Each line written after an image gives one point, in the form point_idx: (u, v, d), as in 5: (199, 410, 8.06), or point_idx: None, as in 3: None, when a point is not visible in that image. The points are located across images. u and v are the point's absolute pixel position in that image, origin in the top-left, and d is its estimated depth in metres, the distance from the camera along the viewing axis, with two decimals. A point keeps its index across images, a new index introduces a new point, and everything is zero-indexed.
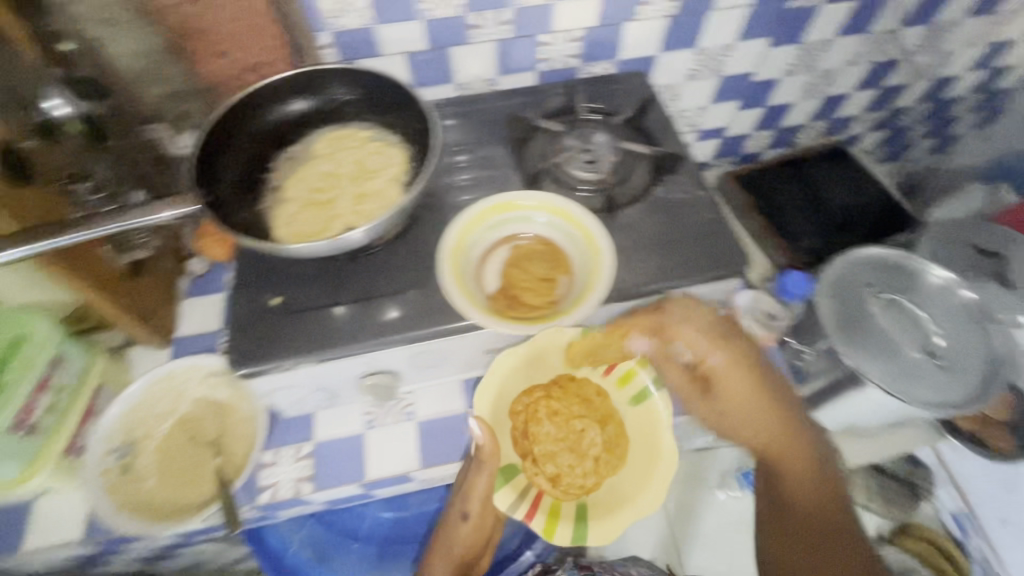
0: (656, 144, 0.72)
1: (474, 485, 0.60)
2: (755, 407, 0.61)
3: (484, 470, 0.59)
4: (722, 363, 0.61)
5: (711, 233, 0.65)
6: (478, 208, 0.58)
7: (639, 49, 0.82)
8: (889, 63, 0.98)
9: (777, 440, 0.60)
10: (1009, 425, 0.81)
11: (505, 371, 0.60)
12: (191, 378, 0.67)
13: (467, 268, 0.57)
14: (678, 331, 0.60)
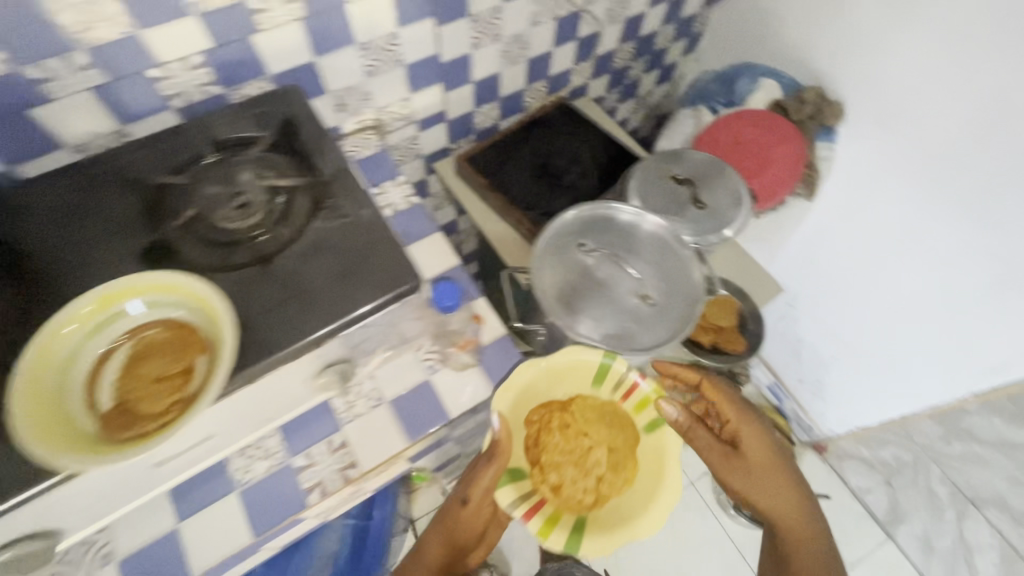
0: (312, 169, 0.65)
1: (477, 482, 0.69)
2: (769, 475, 0.77)
3: (492, 470, 0.67)
4: (744, 431, 0.78)
5: (375, 254, 0.61)
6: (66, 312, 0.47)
7: (286, 59, 0.73)
8: (571, 15, 0.99)
9: (780, 493, 0.77)
10: (736, 329, 0.92)
11: (532, 376, 0.69)
12: None
13: (66, 391, 0.46)
14: (730, 405, 0.79)
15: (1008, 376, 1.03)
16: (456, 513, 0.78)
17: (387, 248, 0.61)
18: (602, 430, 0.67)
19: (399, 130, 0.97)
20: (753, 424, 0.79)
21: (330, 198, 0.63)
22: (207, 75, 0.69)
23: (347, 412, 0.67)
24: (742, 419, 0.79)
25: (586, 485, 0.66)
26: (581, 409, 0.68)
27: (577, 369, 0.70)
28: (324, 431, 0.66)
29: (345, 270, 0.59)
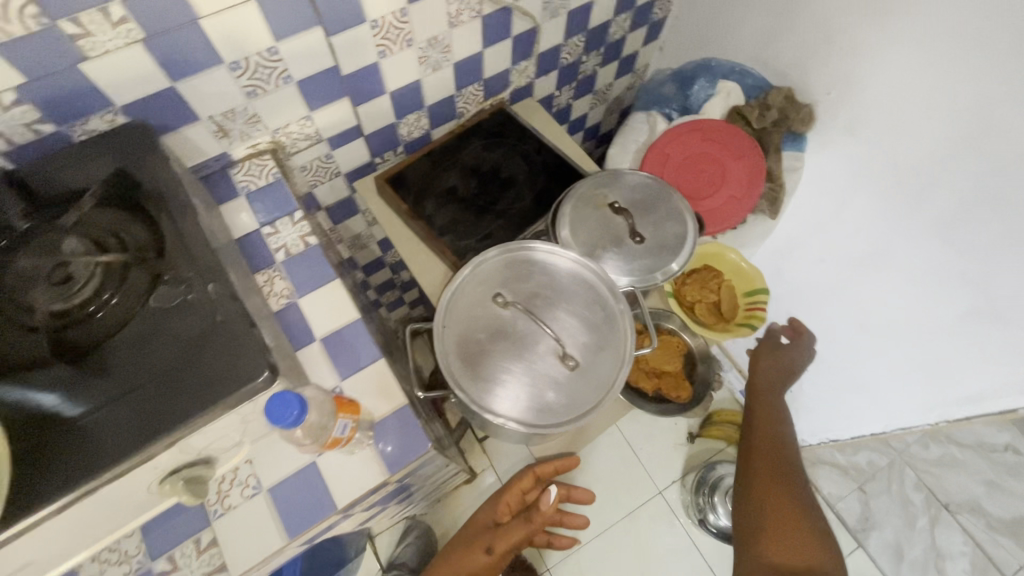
0: (155, 231, 0.55)
1: (506, 536, 0.93)
2: (773, 377, 0.97)
3: (524, 527, 0.93)
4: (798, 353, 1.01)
5: (219, 338, 0.51)
6: None
7: (135, 88, 0.62)
8: (499, 12, 0.86)
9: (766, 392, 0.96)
10: (680, 375, 0.87)
11: (728, 256, 0.90)
12: None
13: None
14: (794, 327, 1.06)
15: (984, 409, 0.88)
16: (477, 560, 0.91)
17: (234, 332, 0.52)
18: (730, 312, 0.87)
19: (307, 151, 0.86)
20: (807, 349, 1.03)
21: (174, 268, 0.54)
22: (31, 112, 0.58)
23: (219, 503, 0.59)
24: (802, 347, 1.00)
25: (699, 293, 0.86)
26: (732, 290, 0.88)
27: (741, 277, 0.89)
28: (193, 525, 0.58)
29: (183, 363, 0.50)
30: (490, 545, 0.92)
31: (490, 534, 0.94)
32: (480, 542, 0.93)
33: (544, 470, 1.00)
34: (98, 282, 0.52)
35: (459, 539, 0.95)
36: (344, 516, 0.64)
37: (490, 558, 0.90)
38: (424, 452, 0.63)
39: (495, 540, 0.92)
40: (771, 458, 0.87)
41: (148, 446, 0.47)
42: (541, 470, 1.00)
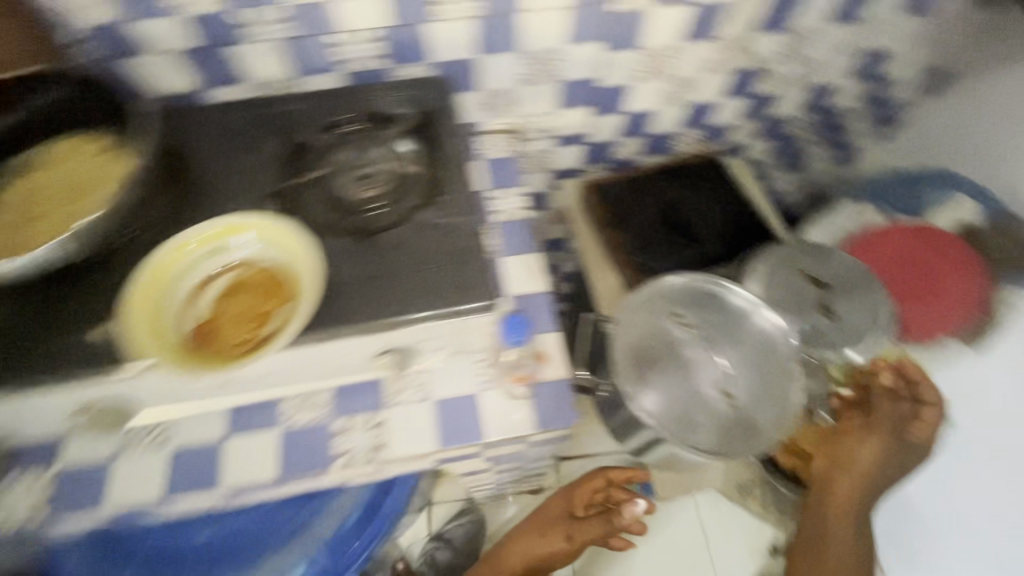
0: (436, 160, 0.67)
1: (584, 530, 0.91)
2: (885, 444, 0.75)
3: (603, 526, 0.92)
4: (929, 427, 0.74)
5: (461, 259, 0.60)
6: (195, 230, 0.54)
7: (451, 52, 0.76)
8: (752, 71, 0.91)
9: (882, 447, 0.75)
10: None
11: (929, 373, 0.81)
12: None
13: (172, 290, 0.53)
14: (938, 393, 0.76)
15: None
16: (555, 545, 0.90)
17: (473, 257, 0.60)
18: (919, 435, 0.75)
19: (536, 142, 0.97)
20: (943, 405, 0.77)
21: (442, 193, 0.65)
22: (379, 49, 0.74)
23: (393, 395, 0.68)
24: (935, 415, 0.75)
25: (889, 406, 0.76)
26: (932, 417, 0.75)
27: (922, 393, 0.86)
28: (368, 406, 0.68)
29: (428, 267, 0.60)
30: (569, 534, 0.91)
31: (567, 524, 0.91)
32: (558, 530, 0.91)
33: (618, 475, 0.93)
34: (389, 187, 0.65)
35: (536, 521, 0.92)
36: (477, 453, 0.70)
37: (568, 545, 0.90)
38: (569, 427, 0.67)
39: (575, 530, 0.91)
40: (847, 513, 0.74)
41: (371, 326, 0.56)
42: (615, 476, 0.93)
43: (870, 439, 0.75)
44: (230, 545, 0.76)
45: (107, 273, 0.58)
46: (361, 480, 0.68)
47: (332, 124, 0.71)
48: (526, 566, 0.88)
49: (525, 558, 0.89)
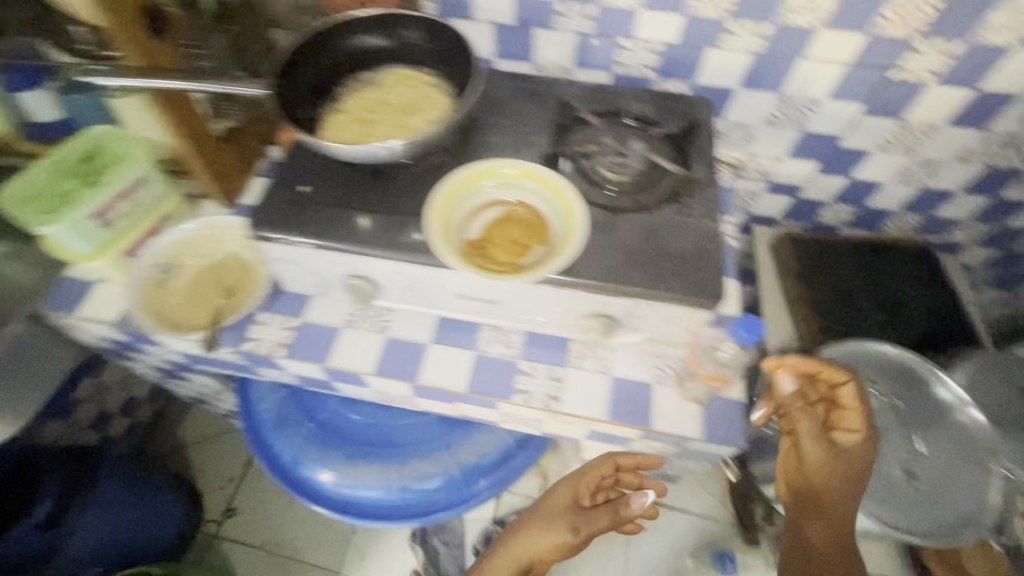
0: (687, 165, 0.72)
1: (592, 519, 0.76)
2: (839, 469, 0.64)
3: (609, 515, 0.76)
4: (851, 442, 0.65)
5: (695, 259, 0.65)
6: (509, 163, 0.64)
7: (717, 79, 0.82)
8: (1007, 172, 0.88)
9: (853, 469, 0.64)
10: None
11: None
12: (231, 235, 0.80)
13: (467, 199, 0.64)
14: (851, 386, 0.65)
15: None
16: (559, 539, 0.76)
17: (707, 260, 0.65)
18: None
19: (749, 181, 0.99)
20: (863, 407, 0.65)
21: (688, 196, 0.70)
22: (655, 60, 0.82)
23: (577, 359, 0.74)
24: (852, 398, 0.65)
25: None
26: None
27: None
28: (554, 359, 0.74)
29: (664, 256, 0.65)
30: (575, 525, 0.76)
31: (573, 513, 0.77)
32: (561, 521, 0.77)
33: (627, 460, 0.78)
34: (641, 177, 0.72)
35: (541, 511, 0.79)
36: (634, 439, 0.74)
37: (573, 538, 0.75)
38: (735, 448, 0.69)
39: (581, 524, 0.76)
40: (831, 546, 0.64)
41: (611, 292, 0.63)
42: (624, 461, 0.78)
43: (798, 476, 0.67)
44: (381, 436, 0.87)
45: (398, 188, 0.70)
46: (526, 419, 0.75)
47: (616, 111, 0.78)
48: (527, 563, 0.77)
49: (526, 550, 0.77)
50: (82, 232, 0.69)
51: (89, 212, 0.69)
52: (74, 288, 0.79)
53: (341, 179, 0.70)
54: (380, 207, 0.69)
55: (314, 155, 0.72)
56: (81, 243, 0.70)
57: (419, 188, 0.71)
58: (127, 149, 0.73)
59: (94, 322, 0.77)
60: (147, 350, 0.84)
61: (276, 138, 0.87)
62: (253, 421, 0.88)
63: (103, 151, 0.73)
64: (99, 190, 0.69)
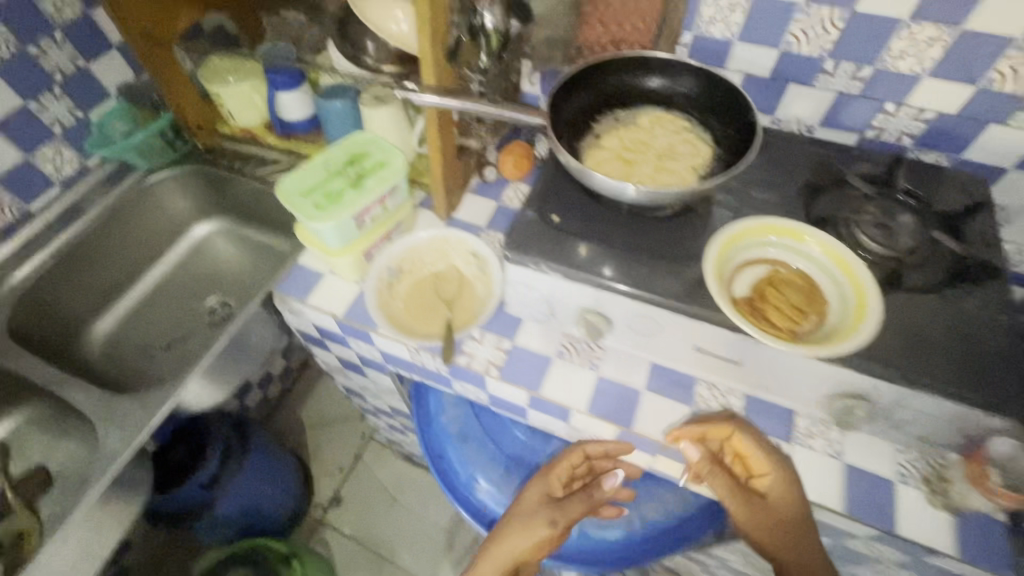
0: (968, 251, 0.65)
1: (569, 510, 0.70)
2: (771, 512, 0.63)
3: (584, 501, 0.71)
4: (770, 486, 0.64)
5: (983, 360, 0.59)
6: (813, 234, 0.60)
7: (993, 156, 0.74)
8: None
9: (782, 515, 0.63)
10: None
11: None
12: (458, 249, 0.82)
13: (749, 248, 0.61)
14: (744, 435, 0.64)
15: None
16: (537, 536, 0.68)
17: (1002, 363, 0.58)
18: None
19: None
20: (768, 448, 0.64)
21: (970, 284, 0.63)
22: (921, 129, 0.75)
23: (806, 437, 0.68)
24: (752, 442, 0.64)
25: None
26: None
27: None
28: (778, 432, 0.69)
29: (948, 349, 0.59)
30: (552, 518, 0.68)
31: (550, 507, 0.70)
32: (537, 515, 0.69)
33: (597, 447, 0.72)
34: (916, 254, 0.65)
35: (512, 515, 0.71)
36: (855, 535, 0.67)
37: (553, 533, 0.68)
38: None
39: (557, 515, 0.69)
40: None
41: (892, 379, 0.58)
42: (596, 450, 0.72)
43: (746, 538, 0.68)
44: None
45: (651, 231, 0.69)
46: None
47: (885, 180, 0.73)
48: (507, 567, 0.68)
49: (505, 557, 0.68)
50: (344, 230, 0.74)
51: (354, 213, 0.73)
52: (305, 276, 0.85)
53: (591, 215, 0.70)
54: (633, 248, 0.67)
55: (562, 182, 0.73)
56: (338, 240, 0.75)
57: (670, 233, 0.69)
58: (387, 157, 0.78)
59: (321, 311, 0.82)
60: (353, 344, 0.88)
61: (499, 157, 0.92)
62: (435, 437, 0.90)
63: (367, 156, 0.78)
64: (365, 195, 0.74)
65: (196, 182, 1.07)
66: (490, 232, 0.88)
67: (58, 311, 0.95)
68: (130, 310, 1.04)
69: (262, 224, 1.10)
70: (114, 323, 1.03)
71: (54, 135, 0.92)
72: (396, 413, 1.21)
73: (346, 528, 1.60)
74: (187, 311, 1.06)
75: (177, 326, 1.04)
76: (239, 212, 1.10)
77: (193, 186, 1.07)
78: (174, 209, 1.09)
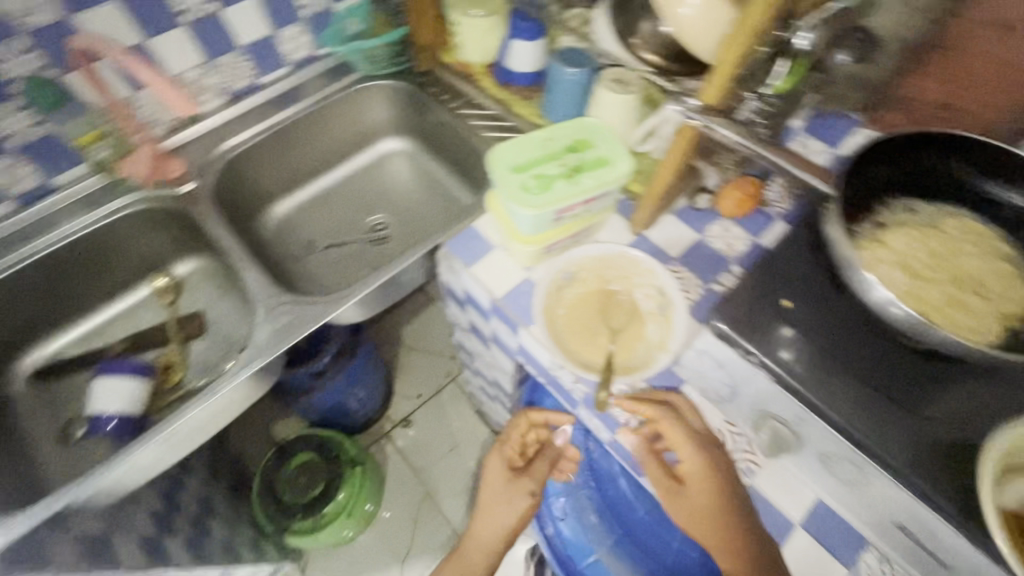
0: None
1: (534, 470, 0.75)
2: (712, 507, 0.58)
3: (546, 461, 0.77)
4: (694, 475, 0.59)
5: None
6: None
7: None
8: None
9: (712, 502, 0.58)
10: None
11: None
12: (642, 278, 0.74)
13: None
14: (670, 419, 0.61)
15: None
16: (519, 507, 0.71)
17: None
18: None
19: None
20: (693, 433, 0.61)
21: None
22: None
23: None
24: (675, 430, 0.60)
25: None
26: None
27: None
28: None
29: None
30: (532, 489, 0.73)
31: (517, 477, 0.74)
32: (517, 490, 0.73)
33: (539, 415, 0.78)
34: None
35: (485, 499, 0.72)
36: None
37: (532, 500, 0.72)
38: None
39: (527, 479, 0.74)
40: None
41: None
42: (538, 417, 0.78)
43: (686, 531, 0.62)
44: (648, 543, 0.77)
45: (909, 368, 0.54)
46: None
47: None
48: (495, 545, 0.70)
49: (496, 535, 0.70)
50: (540, 220, 0.68)
51: (557, 207, 0.67)
52: (476, 241, 0.81)
53: (832, 314, 0.57)
54: (874, 379, 0.54)
55: (802, 258, 0.60)
56: (529, 226, 0.69)
57: (926, 376, 0.54)
58: (612, 156, 0.69)
59: (480, 284, 0.79)
60: (495, 323, 0.84)
61: (722, 187, 0.81)
62: None
63: (589, 147, 0.70)
64: (576, 192, 0.66)
65: (403, 100, 1.05)
66: (679, 266, 0.78)
67: (251, 180, 1.01)
68: (308, 199, 1.09)
69: (449, 165, 1.09)
70: (290, 209, 1.08)
71: (300, 19, 0.94)
72: (494, 384, 1.20)
73: (404, 449, 1.68)
74: (354, 218, 1.09)
75: (339, 232, 1.08)
76: (432, 144, 1.10)
77: (400, 103, 1.06)
78: (375, 119, 1.09)
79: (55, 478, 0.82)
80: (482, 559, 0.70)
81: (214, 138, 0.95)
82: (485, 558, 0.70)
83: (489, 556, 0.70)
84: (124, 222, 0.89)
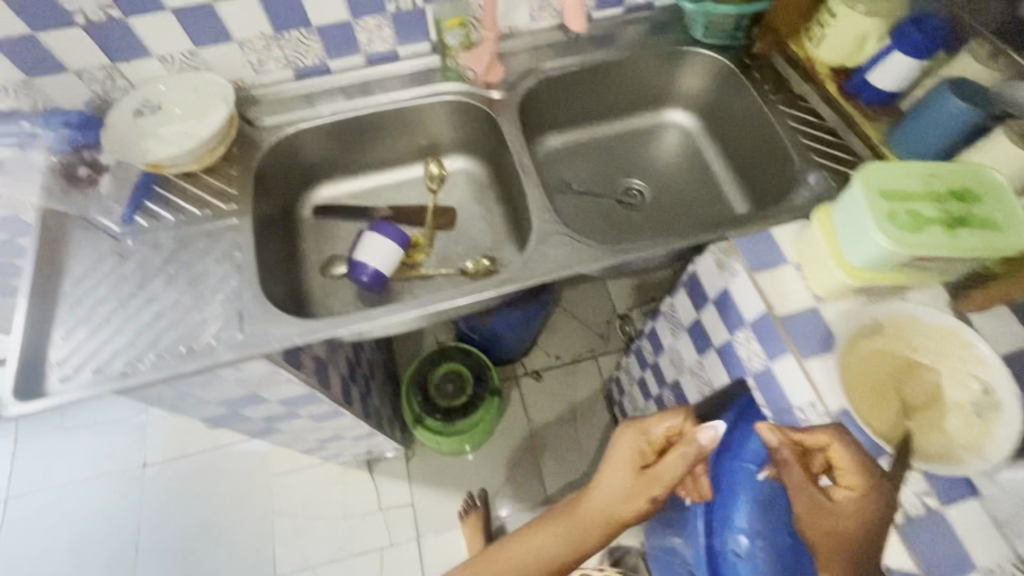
0: None
1: (662, 475, 0.67)
2: (859, 537, 0.54)
3: (680, 464, 0.67)
4: (850, 501, 0.56)
5: None
6: None
7: None
8: None
9: (860, 539, 0.54)
10: None
11: None
12: (963, 363, 0.63)
13: None
14: (848, 444, 0.57)
15: None
16: (633, 507, 0.67)
17: None
18: None
19: None
20: (869, 466, 0.57)
21: None
22: None
23: None
24: (845, 455, 0.57)
25: None
26: None
27: None
28: None
29: None
30: (654, 495, 0.67)
31: (641, 475, 0.68)
32: (638, 487, 0.68)
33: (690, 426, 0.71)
34: None
35: (603, 489, 0.69)
36: None
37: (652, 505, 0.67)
38: None
39: (649, 478, 0.68)
40: None
41: None
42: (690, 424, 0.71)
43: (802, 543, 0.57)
44: None
45: None
46: None
47: None
48: (600, 533, 0.68)
49: (604, 525, 0.67)
50: (888, 261, 0.61)
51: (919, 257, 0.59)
52: (768, 247, 0.76)
53: None
54: None
55: None
56: (867, 261, 0.63)
57: None
58: (1004, 223, 0.60)
59: (760, 293, 0.73)
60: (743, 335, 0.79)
61: None
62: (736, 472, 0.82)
63: (980, 201, 0.61)
64: (952, 248, 0.58)
65: (719, 77, 0.99)
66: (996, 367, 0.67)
67: (544, 106, 1.02)
68: (576, 141, 1.10)
69: (731, 159, 1.03)
70: (558, 144, 1.09)
71: None
72: (666, 386, 1.16)
73: (527, 398, 1.72)
74: (612, 176, 1.08)
75: (595, 184, 1.08)
76: (723, 132, 1.04)
77: (715, 80, 1.00)
78: (677, 87, 1.05)
79: (312, 297, 0.95)
80: (584, 541, 0.68)
81: (532, 55, 0.97)
82: (588, 541, 0.68)
83: (594, 539, 0.68)
84: (435, 105, 0.96)
